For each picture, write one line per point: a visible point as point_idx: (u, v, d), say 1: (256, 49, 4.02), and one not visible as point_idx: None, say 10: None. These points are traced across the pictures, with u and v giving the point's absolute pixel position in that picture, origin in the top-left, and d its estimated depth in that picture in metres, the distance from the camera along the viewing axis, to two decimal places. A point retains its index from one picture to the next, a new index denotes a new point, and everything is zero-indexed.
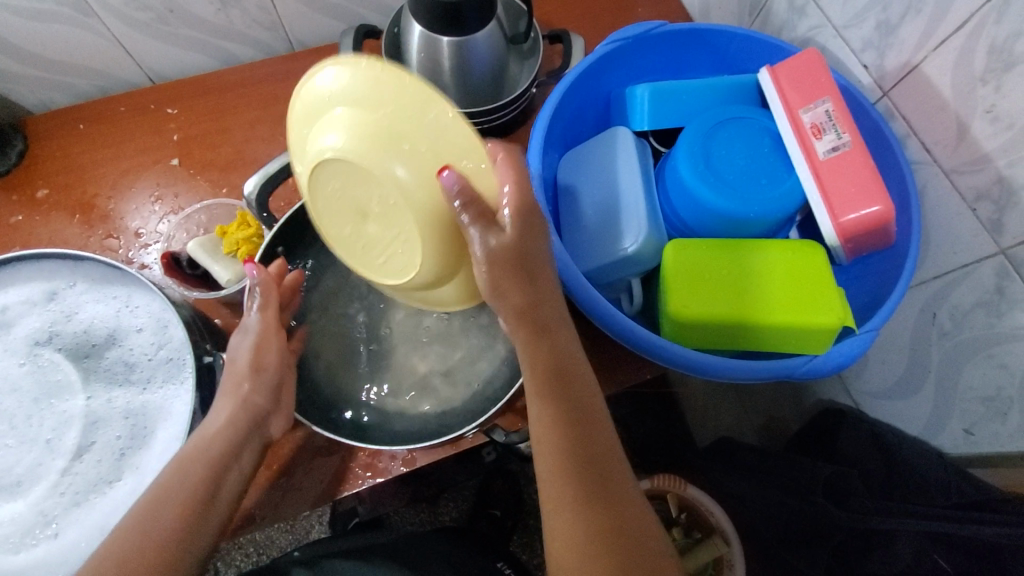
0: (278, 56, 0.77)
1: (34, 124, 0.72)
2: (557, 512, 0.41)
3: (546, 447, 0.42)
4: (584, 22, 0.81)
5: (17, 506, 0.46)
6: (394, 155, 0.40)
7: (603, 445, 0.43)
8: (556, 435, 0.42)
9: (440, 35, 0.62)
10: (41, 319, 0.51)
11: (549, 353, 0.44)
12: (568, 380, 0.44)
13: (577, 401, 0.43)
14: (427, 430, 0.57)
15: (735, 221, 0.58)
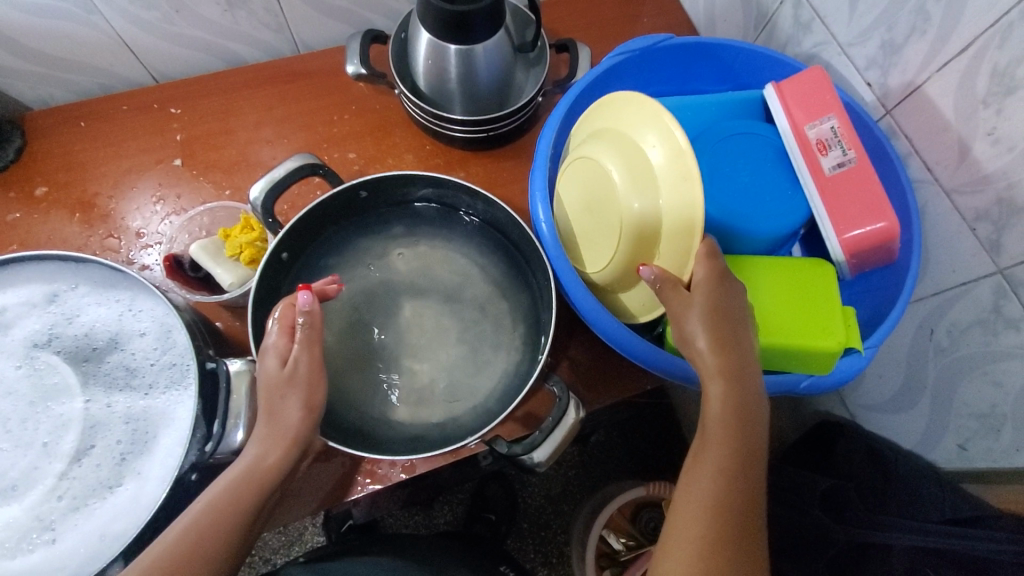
0: (284, 59, 0.77)
1: (33, 120, 0.71)
2: (683, 546, 0.42)
3: (698, 489, 0.44)
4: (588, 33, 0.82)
5: (12, 511, 0.46)
6: (629, 183, 0.52)
7: (751, 507, 0.44)
8: (720, 470, 0.43)
9: (447, 43, 0.62)
10: (41, 321, 0.50)
11: (736, 390, 0.45)
12: (745, 437, 0.44)
13: (743, 457, 0.44)
14: (429, 440, 0.57)
15: (740, 236, 0.58)
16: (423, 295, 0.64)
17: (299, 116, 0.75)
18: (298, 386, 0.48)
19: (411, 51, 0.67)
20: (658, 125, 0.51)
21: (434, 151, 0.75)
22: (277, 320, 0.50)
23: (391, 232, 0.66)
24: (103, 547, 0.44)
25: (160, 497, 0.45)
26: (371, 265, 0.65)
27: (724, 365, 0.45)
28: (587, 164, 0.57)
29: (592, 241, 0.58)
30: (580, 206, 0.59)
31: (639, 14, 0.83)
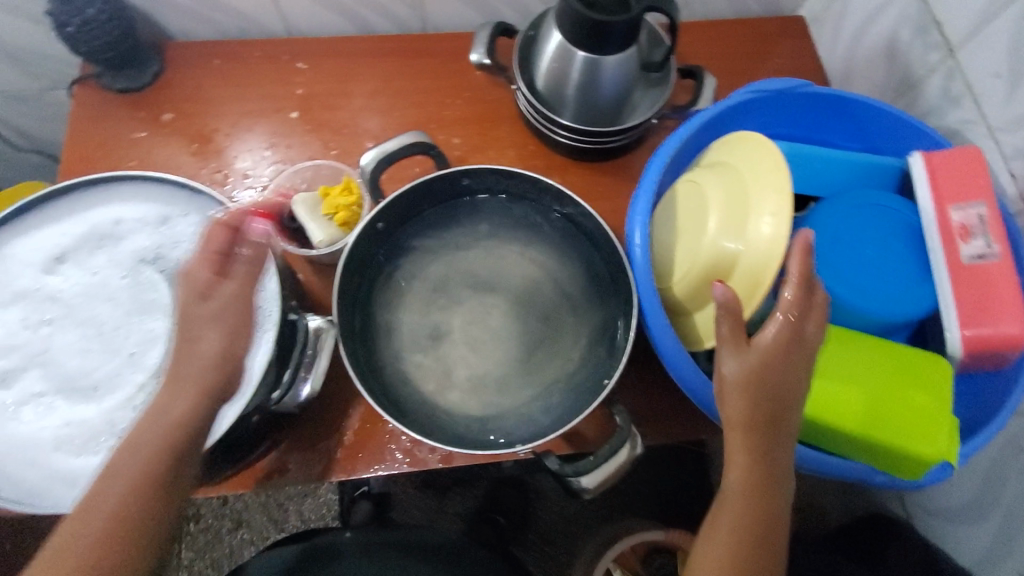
0: (408, 36, 0.80)
1: (175, 49, 0.76)
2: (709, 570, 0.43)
3: (724, 521, 0.43)
4: (712, 66, 0.80)
5: (89, 410, 0.47)
6: (719, 218, 0.50)
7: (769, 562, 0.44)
8: (744, 505, 0.43)
9: (577, 48, 0.62)
10: (150, 239, 0.53)
11: (765, 431, 0.42)
12: (770, 498, 0.43)
13: (768, 518, 0.43)
14: (477, 439, 0.57)
15: (846, 310, 0.55)
16: (494, 290, 0.64)
17: (412, 94, 0.77)
18: (215, 326, 0.42)
19: (536, 50, 0.67)
20: (770, 176, 0.48)
21: (535, 152, 0.75)
22: (200, 240, 0.45)
23: (477, 224, 0.65)
24: None
25: (227, 430, 0.46)
26: (451, 251, 0.65)
27: (758, 429, 0.42)
28: (689, 189, 0.55)
29: (661, 262, 0.56)
30: (664, 226, 0.56)
31: (768, 58, 0.81)
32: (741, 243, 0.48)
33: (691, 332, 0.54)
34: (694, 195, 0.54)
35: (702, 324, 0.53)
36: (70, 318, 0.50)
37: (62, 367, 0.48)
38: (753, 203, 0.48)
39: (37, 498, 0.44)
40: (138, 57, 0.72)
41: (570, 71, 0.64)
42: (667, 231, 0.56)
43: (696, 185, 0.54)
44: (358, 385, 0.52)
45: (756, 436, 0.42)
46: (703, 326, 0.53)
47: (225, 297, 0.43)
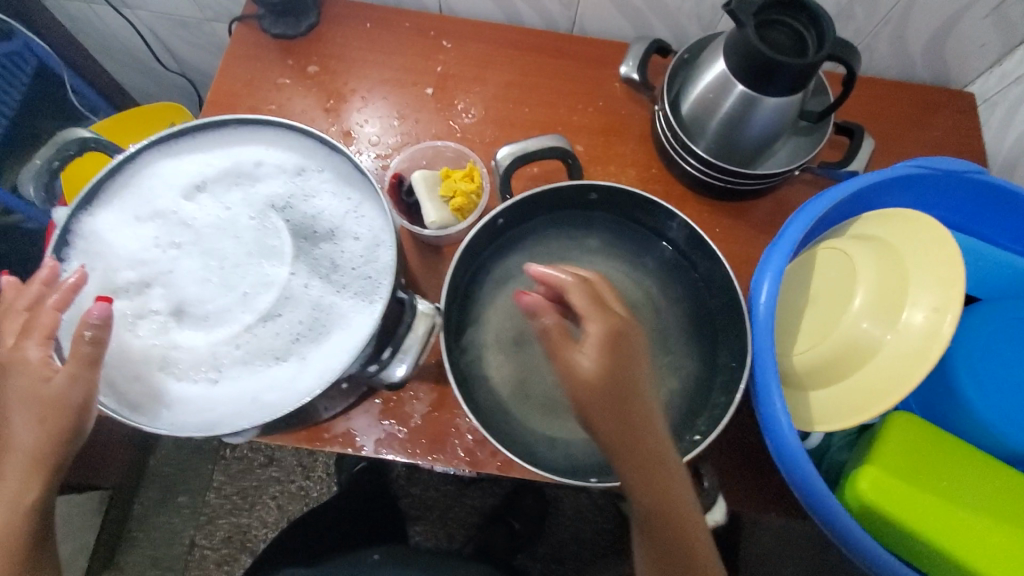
0: (555, 34, 0.79)
1: (331, 6, 0.78)
2: None
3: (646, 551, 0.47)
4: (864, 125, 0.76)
5: (197, 338, 0.49)
6: (869, 297, 0.48)
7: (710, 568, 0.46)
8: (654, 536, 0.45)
9: (738, 81, 0.59)
10: (284, 187, 0.54)
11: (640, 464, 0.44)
12: (680, 510, 0.45)
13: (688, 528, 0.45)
14: (545, 458, 0.56)
15: (982, 427, 0.52)
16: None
17: (546, 92, 0.76)
18: (33, 409, 0.43)
19: (690, 79, 0.65)
20: (943, 270, 0.46)
21: (657, 176, 0.72)
22: (47, 300, 0.46)
23: (586, 239, 0.63)
24: (251, 409, 0.47)
25: (319, 390, 0.47)
26: (554, 261, 0.62)
27: (625, 457, 0.44)
28: (835, 251, 0.51)
29: (782, 321, 0.52)
30: (794, 283, 0.53)
31: (926, 129, 0.76)
32: (892, 330, 0.46)
33: (803, 410, 0.49)
34: (841, 260, 0.50)
35: (810, 402, 0.49)
36: (197, 246, 0.52)
37: (179, 291, 0.50)
38: (916, 293, 0.46)
39: (137, 412, 0.46)
40: (298, 7, 0.74)
41: (723, 103, 0.61)
42: (795, 289, 0.52)
43: (846, 250, 0.51)
44: (451, 380, 0.51)
45: (642, 474, 0.44)
46: (812, 404, 0.49)
47: (62, 380, 0.43)
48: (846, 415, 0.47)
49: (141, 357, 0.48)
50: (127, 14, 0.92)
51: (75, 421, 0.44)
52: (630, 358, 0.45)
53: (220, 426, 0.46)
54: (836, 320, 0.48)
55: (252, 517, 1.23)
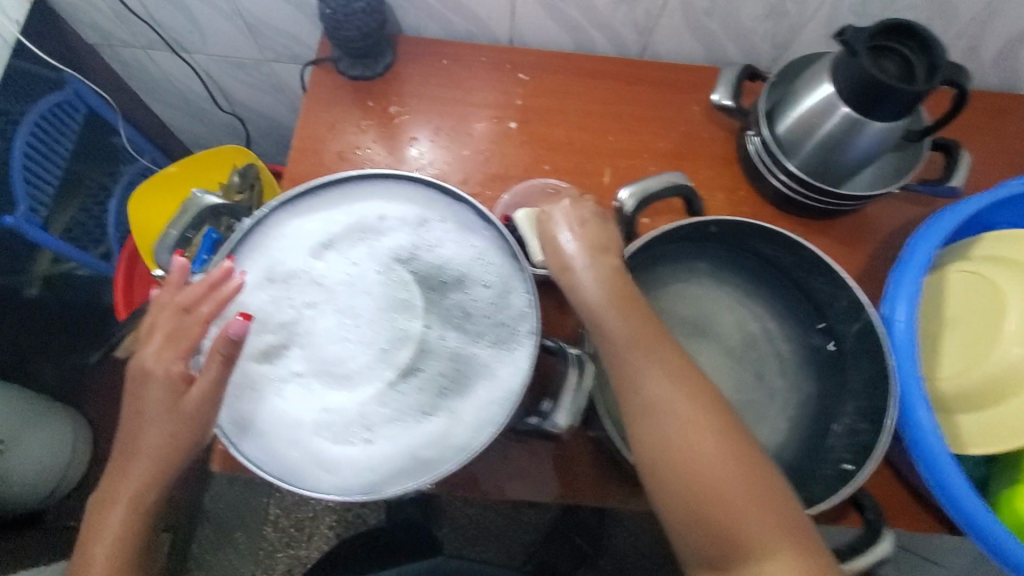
0: (628, 60, 0.80)
1: (406, 45, 0.78)
2: (660, 440, 0.45)
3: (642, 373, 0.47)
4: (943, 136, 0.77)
5: (343, 398, 0.48)
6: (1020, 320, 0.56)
7: (731, 459, 0.44)
8: (636, 349, 0.47)
9: (843, 103, 0.59)
10: (408, 238, 0.54)
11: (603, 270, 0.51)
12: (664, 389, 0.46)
13: (680, 408, 0.45)
14: None
15: None
16: (701, 337, 0.60)
17: (627, 120, 0.76)
18: (170, 419, 0.47)
19: (785, 102, 0.66)
20: None
21: (746, 199, 0.73)
22: (201, 309, 0.49)
23: (695, 264, 0.61)
24: (412, 468, 0.46)
25: (480, 446, 0.46)
26: (657, 288, 0.60)
27: (593, 264, 0.51)
28: (974, 279, 0.60)
29: (933, 346, 0.60)
30: (938, 309, 0.61)
31: (1005, 137, 0.77)
32: None
33: (956, 431, 0.58)
34: (982, 288, 0.59)
35: (970, 421, 0.57)
36: (330, 302, 0.51)
37: (318, 350, 0.49)
38: None
39: (298, 480, 0.45)
40: (376, 48, 0.74)
41: (825, 124, 0.61)
42: (941, 315, 0.61)
43: (984, 277, 0.59)
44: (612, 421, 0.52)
45: (608, 283, 0.50)
46: (971, 424, 0.57)
47: (192, 399, 0.46)
48: (1001, 438, 0.55)
49: (293, 422, 0.47)
50: (186, 59, 0.92)
51: (192, 439, 0.47)
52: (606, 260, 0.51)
53: (383, 488, 0.45)
54: (993, 344, 0.56)
55: (311, 550, 1.21)
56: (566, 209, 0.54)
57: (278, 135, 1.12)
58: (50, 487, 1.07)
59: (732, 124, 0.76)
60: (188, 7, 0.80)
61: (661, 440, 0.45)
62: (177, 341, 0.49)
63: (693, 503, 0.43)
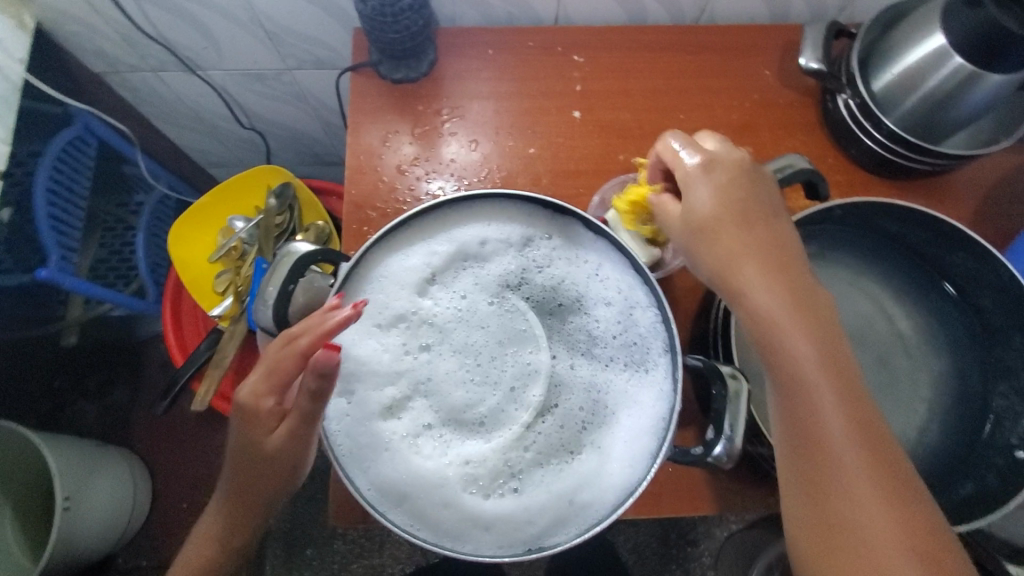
0: (687, 26, 0.73)
1: (446, 37, 0.71)
2: (824, 464, 0.39)
3: (811, 389, 0.40)
4: None
5: (483, 448, 0.45)
6: None
7: (894, 517, 0.37)
8: (812, 365, 0.40)
9: (958, 56, 0.54)
10: (516, 262, 0.50)
11: (766, 276, 0.43)
12: (825, 403, 0.39)
13: (841, 429, 0.39)
14: None
15: None
16: (822, 327, 0.56)
17: (698, 94, 0.71)
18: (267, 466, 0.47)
19: (882, 59, 0.60)
20: None
21: (835, 166, 0.68)
22: (300, 341, 0.42)
23: (804, 248, 0.56)
24: (572, 513, 0.44)
25: (641, 483, 0.43)
26: None
27: (755, 262, 0.43)
28: None
29: None
30: None
31: None
32: None
33: None
34: None
35: None
36: (447, 344, 0.47)
37: (445, 398, 0.46)
38: None
39: (458, 541, 0.43)
40: (420, 47, 0.67)
41: (934, 81, 0.56)
42: None
43: None
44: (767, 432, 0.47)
45: (767, 292, 0.42)
46: None
47: (284, 441, 0.45)
48: None
49: (439, 481, 0.44)
50: (202, 77, 0.85)
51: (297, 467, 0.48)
52: (767, 249, 0.44)
53: (548, 539, 0.44)
54: None
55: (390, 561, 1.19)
56: (713, 194, 0.46)
57: (301, 144, 1.06)
58: (117, 533, 1.02)
59: (810, 85, 0.71)
60: (202, 22, 0.73)
61: (827, 466, 0.39)
62: (274, 377, 0.44)
63: (833, 543, 0.38)
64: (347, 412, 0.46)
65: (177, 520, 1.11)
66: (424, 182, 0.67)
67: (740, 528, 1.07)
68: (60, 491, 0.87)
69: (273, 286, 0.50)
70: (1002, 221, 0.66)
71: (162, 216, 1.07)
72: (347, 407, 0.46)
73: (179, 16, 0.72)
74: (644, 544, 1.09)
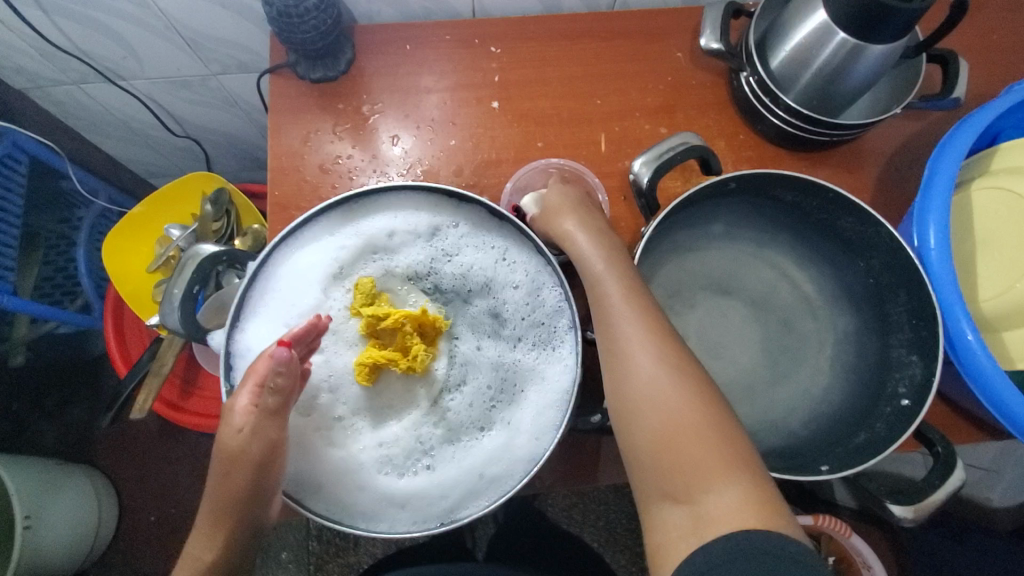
0: (601, 12, 0.75)
1: (362, 35, 0.72)
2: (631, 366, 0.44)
3: (614, 305, 0.46)
4: (954, 39, 0.71)
5: (394, 428, 0.49)
6: None
7: (692, 412, 0.41)
8: (615, 293, 0.47)
9: (840, 30, 0.57)
10: (424, 252, 0.52)
11: (588, 239, 0.52)
12: (626, 322, 0.45)
13: (655, 375, 0.43)
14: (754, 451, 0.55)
15: None
16: (727, 294, 0.60)
17: (612, 79, 0.72)
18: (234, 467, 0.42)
19: (776, 36, 0.63)
20: None
21: (746, 142, 0.71)
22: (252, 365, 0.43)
23: (705, 223, 0.60)
24: (482, 486, 0.46)
25: (545, 453, 0.45)
26: (675, 251, 0.59)
27: (594, 239, 0.52)
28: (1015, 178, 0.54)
29: (980, 256, 0.55)
30: (981, 216, 0.55)
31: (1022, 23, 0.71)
32: None
33: (1001, 347, 0.53)
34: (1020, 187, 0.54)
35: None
36: (349, 335, 0.50)
37: (356, 387, 0.49)
38: None
39: (373, 520, 0.45)
40: (335, 46, 0.68)
41: (821, 55, 0.59)
42: (989, 221, 0.55)
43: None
44: None
45: (600, 254, 0.50)
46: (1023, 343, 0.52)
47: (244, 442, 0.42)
48: None
49: (353, 466, 0.46)
50: (125, 86, 0.84)
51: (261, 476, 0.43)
52: (618, 250, 0.52)
53: (460, 512, 0.45)
54: None
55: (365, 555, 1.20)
56: (558, 197, 0.56)
57: (238, 149, 1.05)
58: (86, 548, 1.01)
59: (719, 66, 0.73)
60: (115, 31, 0.73)
61: (629, 369, 0.44)
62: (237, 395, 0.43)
63: (649, 451, 0.42)
64: None
65: (145, 532, 1.11)
66: (347, 180, 0.68)
67: None
68: (20, 510, 0.85)
69: (177, 289, 0.56)
70: (903, 186, 0.69)
71: (103, 228, 1.06)
72: None
73: (91, 27, 0.72)
74: (615, 522, 1.11)
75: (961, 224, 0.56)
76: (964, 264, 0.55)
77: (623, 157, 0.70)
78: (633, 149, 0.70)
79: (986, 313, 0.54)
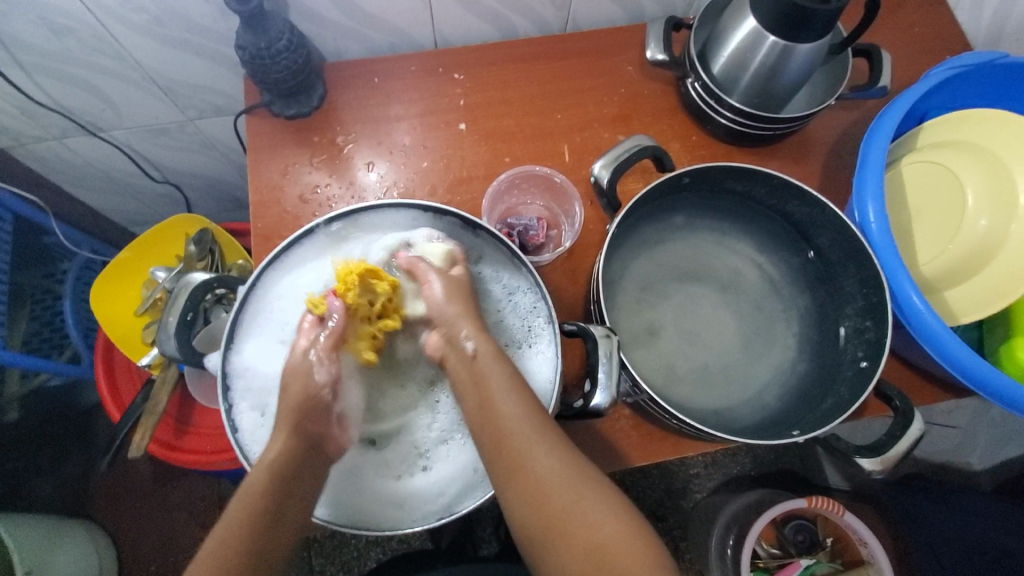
0: (554, 35, 0.80)
1: (331, 72, 0.76)
2: (531, 456, 0.45)
3: (503, 397, 0.46)
4: (878, 37, 0.77)
5: (387, 454, 0.51)
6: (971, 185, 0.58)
7: (588, 494, 0.44)
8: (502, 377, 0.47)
9: (769, 34, 0.62)
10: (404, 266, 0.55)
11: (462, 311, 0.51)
12: (514, 409, 0.46)
13: (548, 465, 0.44)
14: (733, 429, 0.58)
15: None
16: (694, 281, 0.64)
17: (568, 94, 0.77)
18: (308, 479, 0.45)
19: (713, 44, 0.68)
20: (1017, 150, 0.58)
21: (698, 143, 0.76)
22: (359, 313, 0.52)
23: (666, 218, 0.64)
24: (477, 478, 0.49)
25: None
26: (639, 247, 0.63)
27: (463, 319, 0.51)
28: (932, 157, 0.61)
29: (910, 227, 0.60)
30: (910, 193, 0.61)
31: (938, 18, 0.78)
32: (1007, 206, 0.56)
33: (943, 306, 0.58)
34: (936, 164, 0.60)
35: (960, 302, 0.57)
36: None
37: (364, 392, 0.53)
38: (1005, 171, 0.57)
39: (378, 521, 0.47)
40: (306, 83, 0.72)
41: (757, 57, 0.64)
42: (916, 197, 0.60)
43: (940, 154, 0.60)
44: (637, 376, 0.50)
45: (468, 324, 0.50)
46: (960, 303, 0.57)
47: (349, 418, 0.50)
48: (985, 303, 0.56)
49: (354, 467, 0.50)
50: (105, 138, 0.87)
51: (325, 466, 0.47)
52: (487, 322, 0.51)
53: (459, 506, 0.48)
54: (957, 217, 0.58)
55: None
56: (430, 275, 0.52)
57: (218, 190, 1.08)
58: None
59: (667, 75, 0.78)
60: (95, 86, 0.76)
61: (526, 453, 0.44)
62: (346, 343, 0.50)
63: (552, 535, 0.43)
64: (258, 425, 0.50)
65: None
66: (327, 208, 0.71)
67: (704, 495, 1.11)
68: (21, 566, 0.83)
69: (171, 317, 0.62)
70: (846, 171, 0.75)
71: (88, 278, 1.07)
72: (259, 419, 0.51)
73: (70, 84, 0.75)
74: None
75: (895, 201, 0.62)
76: (902, 238, 0.60)
77: (586, 165, 0.75)
78: (593, 157, 0.75)
79: (927, 279, 0.58)
